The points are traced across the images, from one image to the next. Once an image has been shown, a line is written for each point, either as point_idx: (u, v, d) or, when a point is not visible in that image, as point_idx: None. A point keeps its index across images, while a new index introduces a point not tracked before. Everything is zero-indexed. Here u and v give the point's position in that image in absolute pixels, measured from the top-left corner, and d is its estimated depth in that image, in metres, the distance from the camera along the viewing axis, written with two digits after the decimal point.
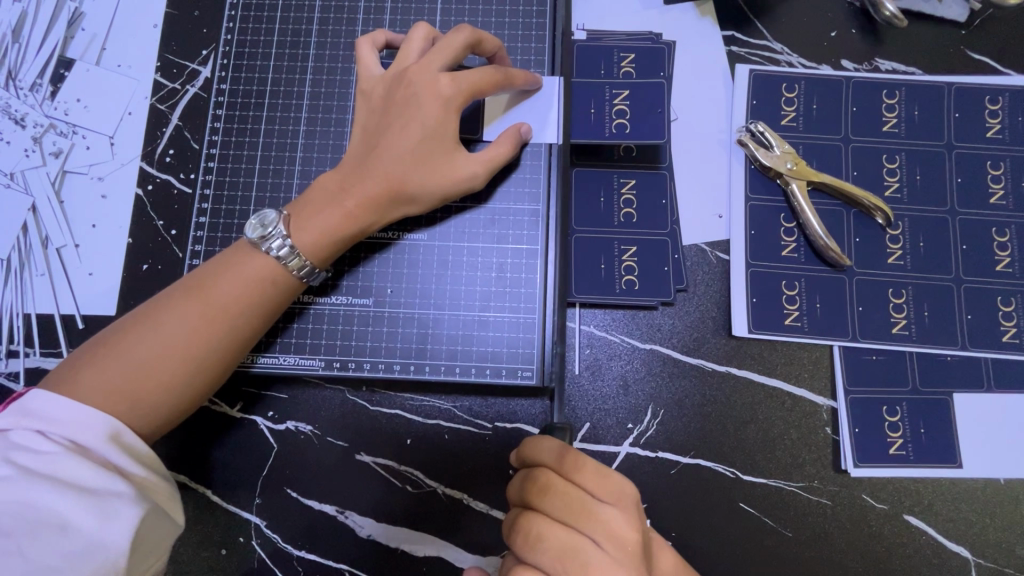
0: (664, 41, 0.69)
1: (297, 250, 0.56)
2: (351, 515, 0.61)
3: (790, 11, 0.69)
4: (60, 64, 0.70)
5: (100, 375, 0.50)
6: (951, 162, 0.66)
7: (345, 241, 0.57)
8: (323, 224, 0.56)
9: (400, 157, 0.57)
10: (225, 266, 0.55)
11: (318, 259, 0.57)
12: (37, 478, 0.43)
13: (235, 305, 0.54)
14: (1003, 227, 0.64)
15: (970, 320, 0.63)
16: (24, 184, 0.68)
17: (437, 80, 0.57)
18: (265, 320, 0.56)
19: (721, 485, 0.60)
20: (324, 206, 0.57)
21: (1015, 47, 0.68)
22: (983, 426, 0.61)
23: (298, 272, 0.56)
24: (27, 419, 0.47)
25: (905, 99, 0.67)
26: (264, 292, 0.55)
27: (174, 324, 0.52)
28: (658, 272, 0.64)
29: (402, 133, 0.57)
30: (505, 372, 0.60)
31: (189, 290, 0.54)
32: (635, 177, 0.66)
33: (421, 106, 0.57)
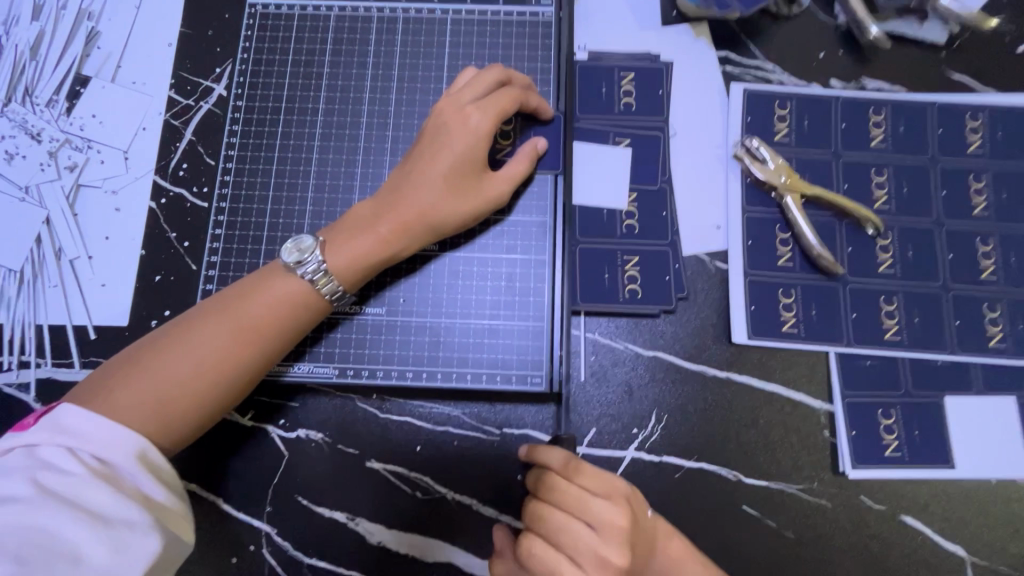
0: (662, 61, 0.72)
1: (329, 271, 0.57)
2: (361, 522, 0.62)
3: (781, 33, 0.73)
4: (76, 81, 0.72)
5: (134, 394, 0.51)
6: (935, 175, 0.69)
7: (378, 265, 0.59)
8: (358, 249, 0.58)
9: (431, 182, 0.59)
10: (254, 287, 0.57)
11: (352, 283, 0.59)
12: (58, 502, 0.43)
13: (265, 326, 0.56)
14: (987, 237, 0.67)
15: (958, 325, 0.65)
16: (39, 197, 0.69)
17: (464, 108, 0.60)
18: (292, 338, 0.58)
19: (723, 488, 0.62)
20: (358, 233, 0.59)
21: (991, 67, 0.72)
22: (973, 427, 0.63)
23: (330, 295, 0.58)
24: (58, 435, 0.47)
25: (891, 116, 0.71)
26: (294, 314, 0.57)
27: (207, 344, 0.54)
28: (659, 281, 0.66)
29: (431, 160, 0.60)
30: (514, 378, 0.63)
31: (222, 310, 0.56)
32: (637, 190, 0.68)
33: (450, 135, 0.60)
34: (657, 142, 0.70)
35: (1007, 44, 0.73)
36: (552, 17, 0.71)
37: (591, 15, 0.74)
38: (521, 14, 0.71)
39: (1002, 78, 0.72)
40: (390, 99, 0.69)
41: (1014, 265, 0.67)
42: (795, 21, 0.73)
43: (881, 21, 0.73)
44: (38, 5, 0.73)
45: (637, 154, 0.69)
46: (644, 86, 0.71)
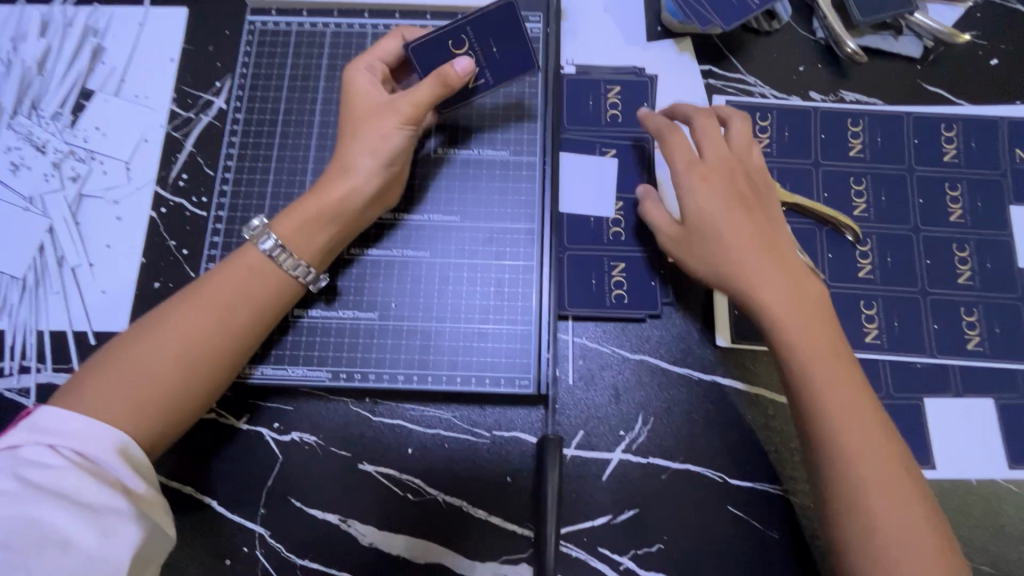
0: (647, 74, 0.75)
1: (277, 238, 0.59)
2: (353, 523, 0.63)
3: (761, 48, 0.76)
4: (81, 95, 0.74)
5: (106, 383, 0.52)
6: (912, 184, 0.71)
7: (319, 215, 0.60)
8: (299, 211, 0.61)
9: (355, 141, 0.62)
10: (220, 271, 0.58)
11: (292, 237, 0.60)
12: (43, 494, 0.45)
13: (232, 304, 0.57)
14: (963, 243, 0.69)
15: (936, 329, 0.67)
16: (42, 207, 0.71)
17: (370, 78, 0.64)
18: (263, 315, 0.59)
19: (709, 489, 0.63)
20: (299, 201, 0.62)
21: (966, 80, 0.75)
22: (952, 428, 0.65)
23: (289, 268, 0.59)
24: (39, 434, 0.49)
25: (869, 127, 0.73)
26: (259, 289, 0.58)
27: (174, 324, 0.55)
28: (644, 286, 0.68)
29: (356, 124, 0.62)
30: (503, 382, 0.65)
31: (188, 295, 0.57)
32: (624, 199, 0.70)
33: (363, 98, 0.63)
34: (642, 152, 0.72)
35: (980, 58, 0.76)
36: (540, 33, 0.74)
37: (578, 31, 0.77)
38: None
39: (976, 90, 0.75)
40: None
41: (990, 270, 0.69)
42: (775, 37, 0.76)
43: (858, 36, 0.75)
44: (46, 23, 0.76)
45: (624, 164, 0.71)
46: (630, 98, 0.73)
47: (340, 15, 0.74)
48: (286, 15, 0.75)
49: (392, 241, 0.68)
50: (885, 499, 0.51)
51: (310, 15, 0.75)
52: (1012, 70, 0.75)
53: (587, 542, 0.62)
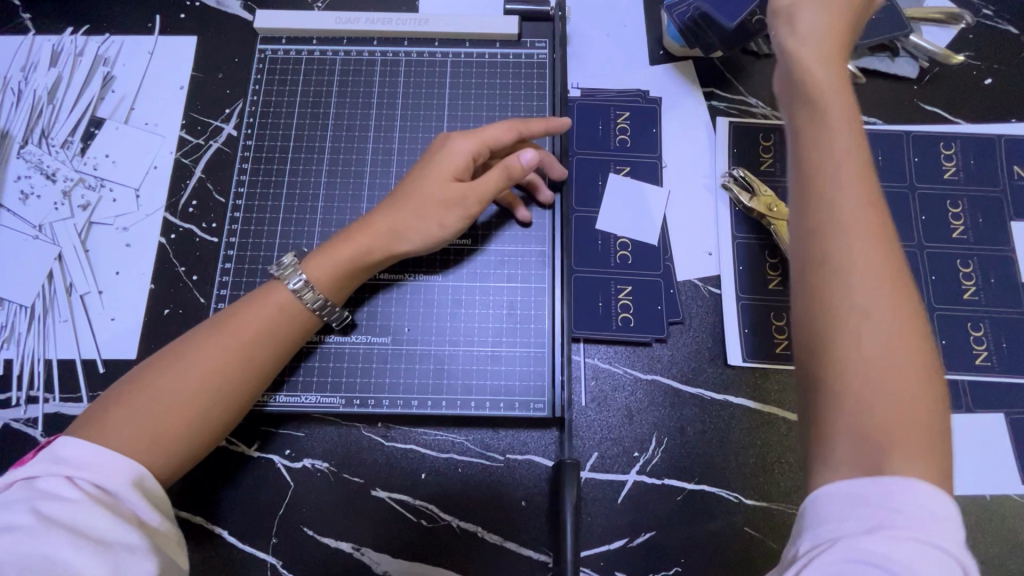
0: (652, 98, 0.76)
1: (310, 283, 0.59)
2: (366, 552, 0.62)
3: (762, 70, 0.78)
4: (91, 123, 0.75)
5: (128, 415, 0.51)
6: (914, 201, 0.72)
7: (352, 269, 0.61)
8: (333, 258, 0.60)
9: (409, 202, 0.62)
10: (248, 303, 0.59)
11: (332, 292, 0.61)
12: (55, 528, 0.42)
13: (255, 337, 0.57)
14: (967, 259, 0.70)
15: (945, 344, 0.68)
16: (52, 235, 0.71)
17: (467, 145, 0.62)
18: (283, 348, 0.58)
19: (725, 509, 0.63)
20: (335, 244, 0.61)
21: (962, 99, 0.77)
22: (964, 443, 0.65)
23: (313, 305, 0.60)
24: (56, 465, 0.47)
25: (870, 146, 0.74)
26: (281, 324, 0.58)
27: (203, 356, 0.54)
28: (654, 307, 0.68)
29: (423, 186, 0.62)
30: (518, 405, 0.64)
31: (213, 327, 0.57)
32: (634, 222, 0.71)
33: (441, 162, 0.62)
34: (648, 176, 0.73)
35: (975, 78, 0.78)
36: (547, 58, 0.75)
37: (583, 57, 0.78)
38: (518, 56, 0.75)
39: (972, 109, 0.76)
40: (394, 138, 0.73)
41: (995, 285, 0.69)
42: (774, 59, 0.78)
43: (857, 58, 0.78)
44: (57, 53, 0.77)
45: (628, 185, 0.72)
46: (638, 122, 0.75)
47: (349, 42, 0.76)
48: (296, 43, 0.76)
49: (404, 266, 0.68)
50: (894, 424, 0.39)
51: (320, 43, 0.76)
52: (1006, 89, 0.77)
53: (604, 566, 0.62)
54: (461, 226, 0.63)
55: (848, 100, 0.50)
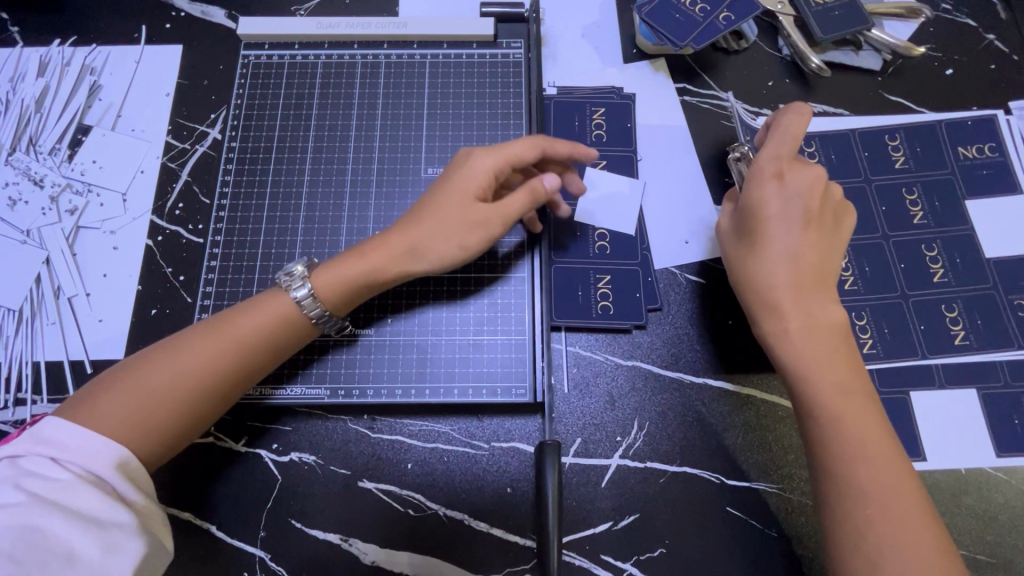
0: (626, 94, 0.79)
1: (316, 298, 0.60)
2: (354, 542, 0.63)
3: (731, 66, 0.81)
4: (78, 130, 0.76)
5: (115, 401, 0.52)
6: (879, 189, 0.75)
7: (362, 290, 0.61)
8: (344, 279, 0.61)
9: (426, 220, 0.62)
10: (248, 304, 0.60)
11: (337, 309, 0.61)
12: (46, 505, 0.45)
13: (251, 340, 0.57)
14: (931, 243, 0.72)
15: (924, 329, 0.69)
16: (39, 240, 0.72)
17: (488, 161, 0.63)
18: (277, 353, 0.59)
19: (707, 490, 0.64)
20: (349, 262, 0.61)
21: (924, 89, 0.80)
22: (938, 419, 0.66)
23: (315, 318, 0.60)
24: (40, 445, 0.49)
25: (822, 147, 0.77)
26: (278, 329, 0.59)
27: (200, 355, 0.55)
28: (633, 296, 0.70)
29: (440, 203, 0.62)
30: (500, 391, 0.66)
31: (211, 325, 0.58)
32: (611, 214, 0.73)
33: (460, 178, 0.63)
34: (624, 170, 0.75)
35: (937, 69, 0.81)
36: (522, 58, 0.78)
37: (559, 57, 0.81)
38: (495, 56, 0.78)
39: (935, 98, 0.79)
40: (375, 137, 0.74)
41: (963, 266, 0.71)
42: (742, 55, 0.81)
43: (822, 52, 0.81)
44: (44, 63, 0.79)
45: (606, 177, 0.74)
46: (614, 118, 0.77)
47: (330, 46, 0.78)
48: (279, 48, 0.78)
49: None
50: (892, 509, 0.52)
51: (302, 48, 0.78)
52: (967, 78, 0.80)
53: (590, 550, 0.62)
54: (486, 240, 0.62)
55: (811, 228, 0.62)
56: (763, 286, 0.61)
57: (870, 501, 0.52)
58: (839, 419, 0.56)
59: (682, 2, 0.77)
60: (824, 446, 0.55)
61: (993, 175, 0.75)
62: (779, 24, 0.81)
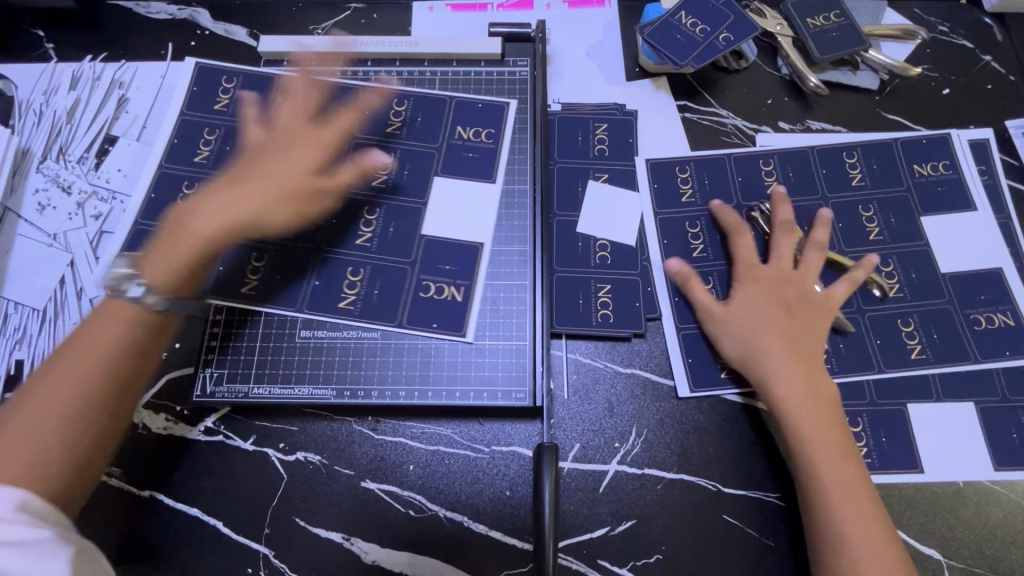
0: (628, 111, 0.81)
1: (151, 286, 0.60)
2: (356, 541, 0.64)
3: (731, 84, 0.83)
4: (106, 140, 0.81)
5: (13, 442, 0.52)
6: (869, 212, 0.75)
7: (192, 264, 0.62)
8: (175, 259, 0.62)
9: (283, 173, 0.68)
10: (90, 322, 0.59)
11: (173, 284, 0.61)
12: None
13: (98, 351, 0.57)
14: (919, 266, 0.73)
15: (925, 341, 0.69)
16: (65, 243, 0.76)
17: (292, 116, 0.73)
18: (124, 354, 0.58)
19: (704, 498, 0.65)
20: (171, 238, 0.63)
21: (921, 108, 0.82)
22: (937, 432, 0.67)
23: (157, 306, 0.59)
24: None
25: (863, 158, 0.78)
26: (127, 332, 0.58)
27: (226, 202, 0.65)
28: (440, 266, 0.71)
29: (284, 160, 0.69)
30: (501, 394, 0.67)
31: (65, 347, 0.57)
32: (612, 226, 0.75)
33: (301, 138, 0.71)
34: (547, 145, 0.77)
35: (934, 88, 0.83)
36: (528, 75, 0.81)
37: (564, 75, 0.84)
38: (502, 73, 0.81)
39: (931, 116, 0.81)
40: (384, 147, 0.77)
41: (961, 279, 0.72)
42: (742, 74, 0.84)
43: (820, 71, 0.83)
44: (76, 77, 0.83)
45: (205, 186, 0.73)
46: (616, 133, 0.79)
47: (344, 63, 0.82)
48: (296, 64, 0.82)
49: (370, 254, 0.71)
50: (875, 560, 0.56)
51: (318, 64, 0.82)
52: (963, 98, 0.82)
53: (586, 555, 0.63)
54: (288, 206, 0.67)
55: (795, 306, 0.67)
56: (749, 359, 0.65)
57: (860, 559, 0.56)
58: (819, 493, 0.59)
59: (683, 24, 0.80)
60: (811, 502, 0.59)
61: (989, 191, 0.76)
62: (779, 45, 0.83)
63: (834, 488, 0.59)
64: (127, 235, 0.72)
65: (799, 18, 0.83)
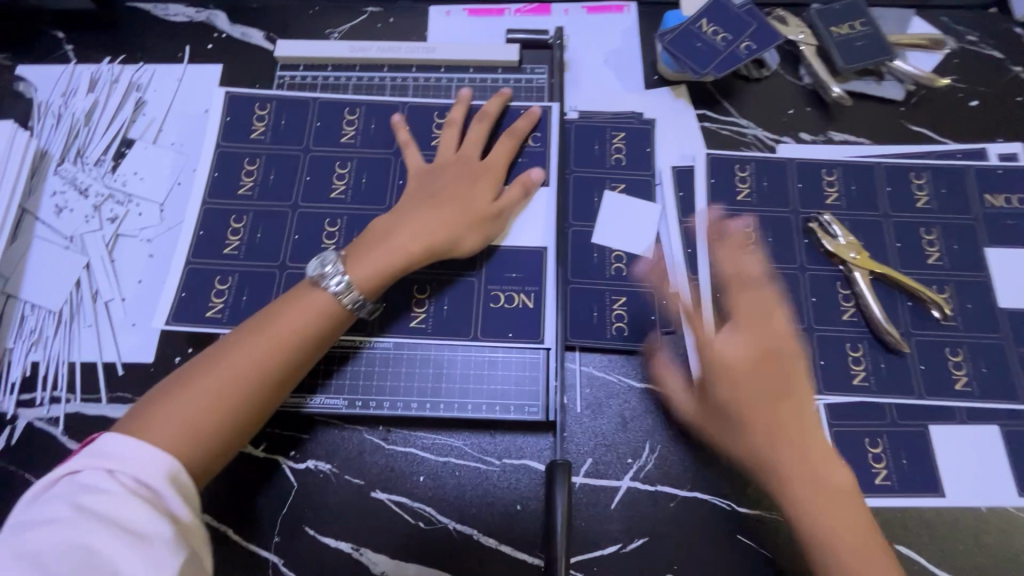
0: (646, 119, 0.80)
1: (353, 286, 0.61)
2: (365, 552, 0.64)
3: (751, 94, 0.82)
4: (123, 143, 0.81)
5: (172, 409, 0.52)
6: (889, 229, 0.74)
7: (396, 273, 0.64)
8: (378, 264, 0.63)
9: (463, 196, 0.69)
10: (288, 304, 0.60)
11: (372, 293, 0.63)
12: (93, 520, 0.43)
13: (296, 337, 0.58)
14: (943, 285, 0.71)
15: (948, 363, 0.68)
16: (82, 246, 0.76)
17: (477, 139, 0.74)
18: (308, 340, 0.59)
19: (718, 517, 0.64)
20: (375, 249, 0.64)
21: (948, 120, 0.80)
22: (960, 456, 0.65)
23: (350, 305, 0.61)
24: (97, 459, 0.48)
25: (884, 175, 0.76)
26: (320, 323, 0.60)
27: (428, 220, 0.66)
28: (508, 274, 0.71)
29: (473, 184, 0.70)
30: (512, 408, 0.67)
31: (254, 328, 0.58)
32: (629, 238, 0.74)
33: (463, 160, 0.72)
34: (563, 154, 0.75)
35: (962, 101, 0.81)
36: (546, 83, 0.80)
37: (581, 82, 0.83)
38: (519, 80, 0.80)
39: (958, 130, 0.79)
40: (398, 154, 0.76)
41: (985, 298, 0.70)
42: (763, 83, 0.82)
43: (844, 82, 0.81)
44: (94, 79, 0.84)
45: (228, 196, 0.75)
46: (633, 142, 0.78)
47: (361, 69, 0.81)
48: (313, 70, 0.82)
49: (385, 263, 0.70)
50: None
51: (334, 69, 0.81)
52: (992, 111, 0.80)
53: (597, 572, 0.62)
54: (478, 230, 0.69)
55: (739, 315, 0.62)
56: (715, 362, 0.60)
57: None
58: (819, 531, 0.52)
59: (703, 32, 0.78)
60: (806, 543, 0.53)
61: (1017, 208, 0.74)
62: (801, 54, 0.82)
63: (840, 528, 0.52)
64: (182, 278, 0.71)
65: (823, 27, 0.81)
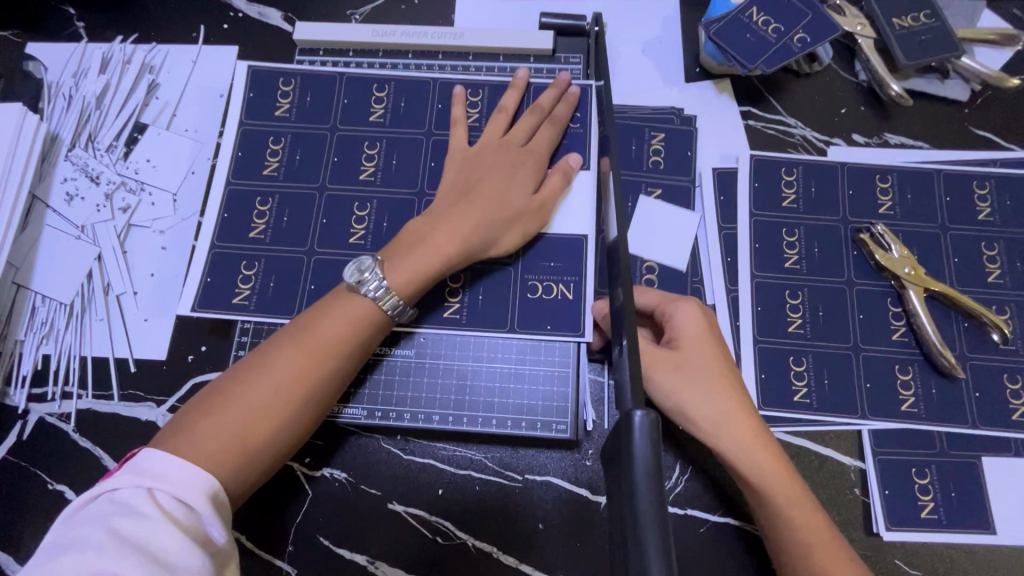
0: (686, 116, 0.74)
1: (391, 290, 0.58)
2: (381, 566, 0.62)
3: (801, 90, 0.76)
4: (135, 128, 0.77)
5: (210, 426, 0.50)
6: (947, 243, 0.68)
7: (432, 277, 0.60)
8: (414, 266, 0.59)
9: (507, 188, 0.64)
10: (324, 311, 0.57)
11: (409, 296, 0.59)
12: (126, 548, 0.42)
13: (335, 347, 0.55)
14: (1004, 305, 0.66)
15: (1006, 390, 0.63)
16: (93, 236, 0.73)
17: (524, 126, 0.69)
18: (348, 351, 0.56)
19: (751, 545, 0.61)
20: (413, 249, 0.60)
21: (1015, 124, 0.74)
22: (1014, 490, 0.61)
23: (390, 310, 0.58)
24: (138, 477, 0.47)
25: (945, 183, 0.70)
26: (360, 331, 0.57)
27: (464, 217, 0.62)
28: (540, 271, 0.67)
29: (517, 177, 0.65)
30: (539, 424, 0.64)
31: (292, 335, 0.56)
32: (664, 244, 0.69)
33: (507, 148, 0.67)
34: (597, 151, 0.70)
35: None
36: (580, 74, 0.75)
37: (618, 73, 0.78)
38: (552, 70, 0.75)
39: None
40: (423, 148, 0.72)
41: None
42: (814, 78, 0.76)
43: (903, 79, 0.75)
44: (106, 59, 0.80)
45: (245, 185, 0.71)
46: (672, 140, 0.73)
47: (384, 55, 0.77)
48: (333, 54, 0.77)
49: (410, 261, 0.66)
50: None
51: (356, 54, 0.77)
52: None
53: None
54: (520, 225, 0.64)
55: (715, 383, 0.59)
56: None
57: None
58: None
59: (754, 22, 0.72)
60: None
61: None
62: (858, 47, 0.75)
63: None
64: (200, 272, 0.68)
65: (883, 18, 0.74)
